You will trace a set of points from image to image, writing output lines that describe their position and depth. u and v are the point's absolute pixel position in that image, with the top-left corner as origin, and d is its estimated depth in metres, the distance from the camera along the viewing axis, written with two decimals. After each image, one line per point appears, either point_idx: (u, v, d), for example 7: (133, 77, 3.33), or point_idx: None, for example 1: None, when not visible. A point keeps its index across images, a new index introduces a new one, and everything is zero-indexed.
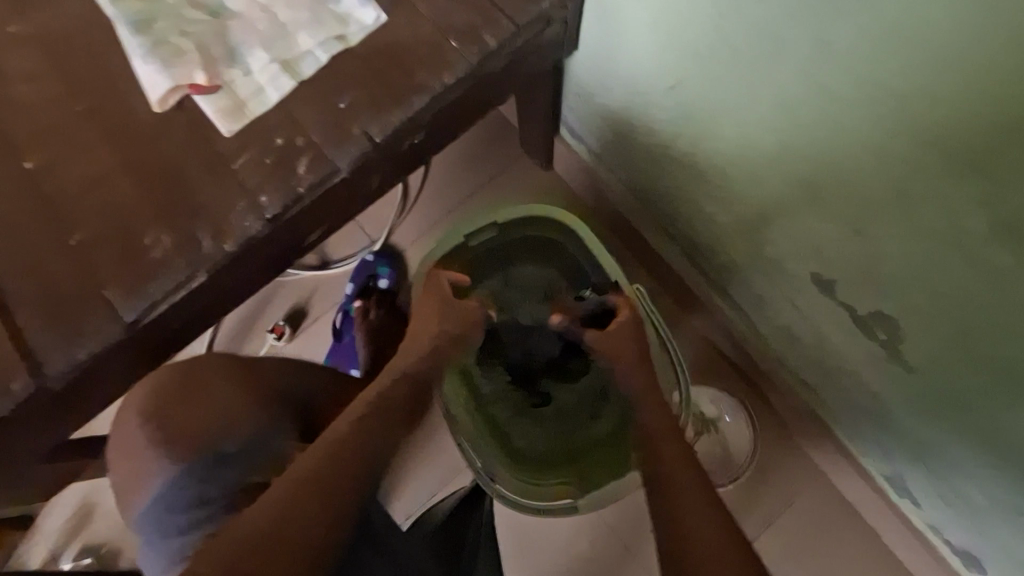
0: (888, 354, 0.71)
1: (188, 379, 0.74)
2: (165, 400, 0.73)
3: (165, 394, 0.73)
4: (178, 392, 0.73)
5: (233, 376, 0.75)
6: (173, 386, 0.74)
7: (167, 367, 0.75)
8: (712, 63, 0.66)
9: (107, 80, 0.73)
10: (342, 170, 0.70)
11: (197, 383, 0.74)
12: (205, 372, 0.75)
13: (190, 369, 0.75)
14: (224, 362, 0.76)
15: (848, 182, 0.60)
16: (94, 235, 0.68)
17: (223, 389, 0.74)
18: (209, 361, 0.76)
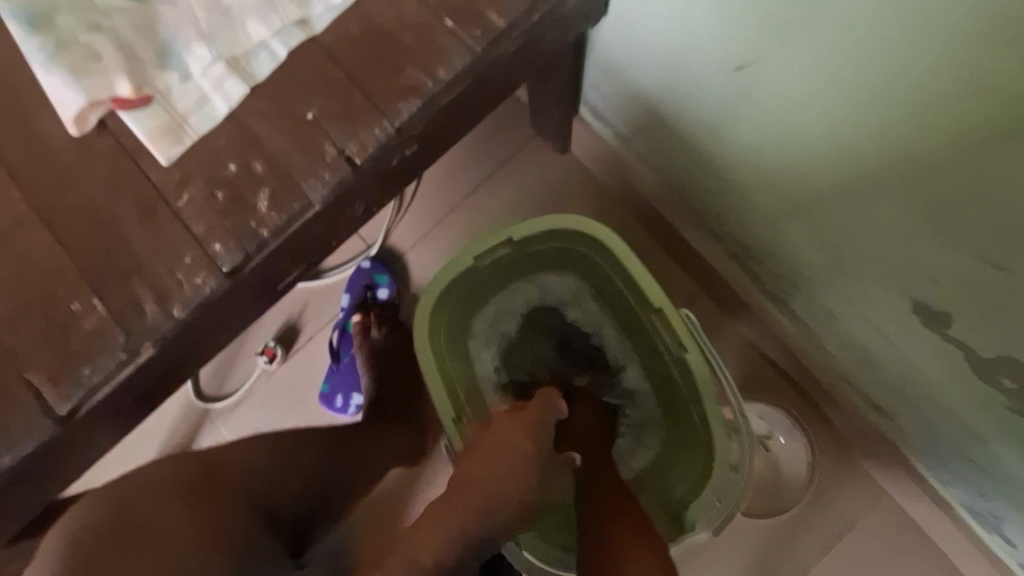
0: (1010, 403, 0.57)
1: (128, 519, 0.60)
2: (98, 551, 0.57)
3: (89, 544, 0.57)
4: (118, 544, 0.58)
5: (180, 497, 0.65)
6: (111, 529, 0.59)
7: (99, 498, 0.62)
8: (806, 41, 0.48)
9: (9, 98, 0.57)
10: (316, 204, 0.55)
11: (144, 519, 0.61)
12: (143, 487, 0.66)
13: (127, 497, 0.63)
14: (173, 487, 0.66)
15: (985, 209, 0.44)
16: (12, 304, 0.54)
17: (175, 511, 0.63)
18: (132, 479, 0.68)
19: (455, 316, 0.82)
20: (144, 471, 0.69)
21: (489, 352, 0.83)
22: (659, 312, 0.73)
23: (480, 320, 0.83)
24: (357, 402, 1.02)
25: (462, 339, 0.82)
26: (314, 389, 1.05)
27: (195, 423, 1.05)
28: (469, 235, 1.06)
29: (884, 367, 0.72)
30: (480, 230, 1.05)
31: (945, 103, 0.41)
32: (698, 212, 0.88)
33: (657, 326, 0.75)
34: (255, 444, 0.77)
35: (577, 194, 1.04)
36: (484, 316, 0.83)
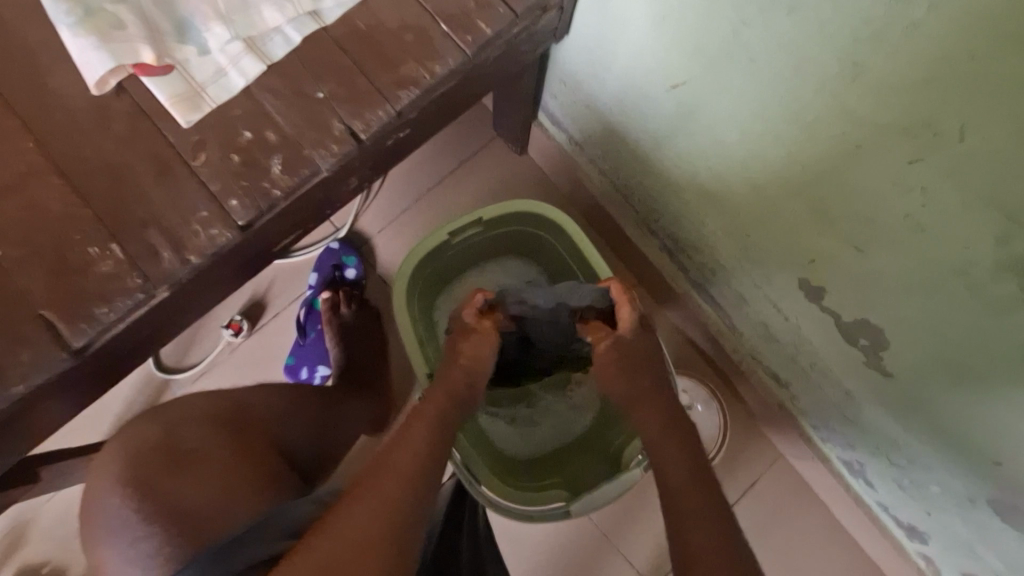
0: (868, 360, 0.74)
1: (173, 444, 0.70)
2: (149, 471, 0.68)
3: (144, 462, 0.68)
4: (163, 466, 0.68)
5: (209, 425, 0.73)
6: (158, 452, 0.69)
7: (150, 422, 0.73)
8: (727, 67, 0.62)
9: (32, 61, 0.62)
10: (323, 171, 0.63)
11: (188, 445, 0.70)
12: (182, 418, 0.73)
13: (171, 423, 0.73)
14: (199, 416, 0.74)
15: (852, 201, 0.59)
16: (26, 247, 0.58)
17: (208, 437, 0.71)
18: (171, 407, 0.75)
19: (425, 288, 0.93)
20: (174, 403, 0.75)
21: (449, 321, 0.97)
22: None
23: (445, 295, 0.97)
24: (323, 372, 1.07)
25: (428, 310, 0.94)
26: (277, 361, 1.09)
27: (152, 394, 1.06)
28: (433, 223, 1.15)
29: (781, 340, 0.89)
30: (444, 220, 1.15)
31: (832, 112, 0.54)
32: (638, 210, 1.02)
33: None
34: (271, 391, 0.82)
35: (532, 191, 1.16)
36: (448, 293, 0.97)
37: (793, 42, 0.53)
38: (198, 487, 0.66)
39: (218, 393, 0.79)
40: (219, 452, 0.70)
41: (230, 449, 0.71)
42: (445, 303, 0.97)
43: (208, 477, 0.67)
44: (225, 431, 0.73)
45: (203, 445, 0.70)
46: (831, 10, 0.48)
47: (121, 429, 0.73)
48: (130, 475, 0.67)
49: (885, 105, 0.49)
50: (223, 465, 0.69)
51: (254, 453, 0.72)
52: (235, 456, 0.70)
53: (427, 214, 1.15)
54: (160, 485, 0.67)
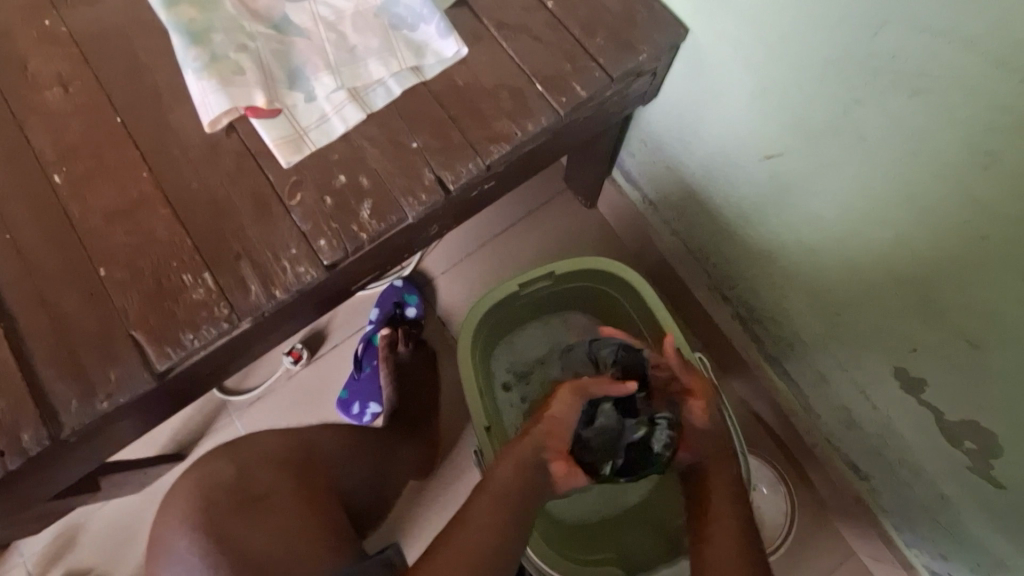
0: (974, 465, 0.67)
1: (244, 487, 0.70)
2: (222, 513, 0.68)
3: (217, 504, 0.68)
4: (234, 509, 0.68)
5: (279, 467, 0.73)
6: (229, 494, 0.69)
7: (224, 459, 0.73)
8: (831, 144, 0.59)
9: (156, 98, 0.67)
10: (409, 219, 0.64)
11: (259, 488, 0.70)
12: (252, 456, 0.74)
13: (243, 463, 0.73)
14: (269, 457, 0.74)
15: (970, 294, 0.55)
16: (128, 269, 0.61)
17: (276, 480, 0.72)
18: (244, 443, 0.76)
19: (486, 338, 0.93)
20: (247, 440, 0.76)
21: (506, 370, 0.97)
22: (678, 355, 0.82)
23: (502, 346, 0.97)
24: (373, 410, 1.07)
25: (487, 357, 0.95)
26: (331, 394, 1.10)
27: (210, 413, 1.08)
28: (496, 270, 1.15)
29: (865, 429, 0.82)
30: (508, 267, 1.14)
31: (954, 198, 0.51)
32: (711, 275, 0.98)
33: None
34: (333, 435, 0.83)
35: (599, 245, 1.14)
36: (508, 344, 0.98)
37: (910, 124, 0.50)
38: (263, 532, 0.67)
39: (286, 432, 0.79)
40: (284, 498, 0.70)
41: (295, 495, 0.71)
42: (503, 354, 0.97)
43: (272, 522, 0.68)
44: (292, 474, 0.73)
45: (270, 487, 0.71)
46: (960, 92, 0.45)
47: (196, 461, 0.74)
48: (201, 513, 0.68)
49: (1018, 200, 0.46)
50: (288, 512, 0.69)
51: (316, 499, 0.72)
52: (298, 501, 0.70)
53: (492, 259, 1.15)
54: (227, 527, 0.67)
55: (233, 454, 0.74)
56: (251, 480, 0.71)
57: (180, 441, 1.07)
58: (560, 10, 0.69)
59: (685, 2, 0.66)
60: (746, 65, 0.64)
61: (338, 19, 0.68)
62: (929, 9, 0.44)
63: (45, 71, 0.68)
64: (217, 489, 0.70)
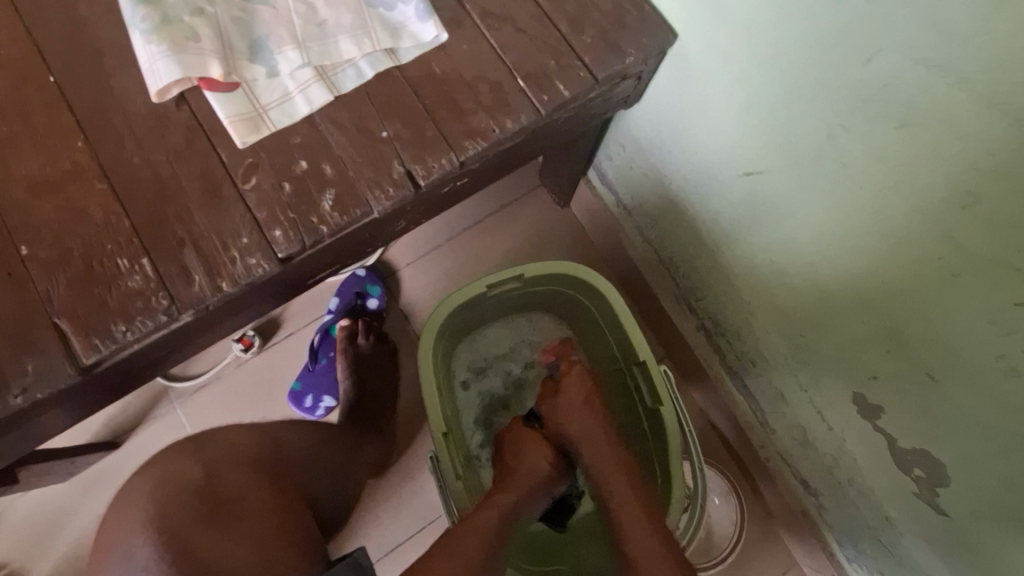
0: (920, 492, 0.69)
1: (214, 489, 0.65)
2: (188, 517, 0.62)
3: (183, 505, 0.62)
4: (201, 513, 0.62)
5: (251, 469, 0.68)
6: (197, 497, 0.63)
7: (188, 457, 0.67)
8: (813, 167, 0.59)
9: (95, 59, 0.60)
10: (375, 214, 0.60)
11: (232, 491, 0.65)
12: (217, 455, 0.68)
13: (210, 462, 0.68)
14: (239, 458, 0.69)
15: (933, 330, 0.55)
16: (55, 249, 0.55)
17: (249, 482, 0.67)
18: (206, 441, 0.70)
19: (449, 336, 0.90)
20: (214, 437, 0.70)
21: (465, 370, 0.95)
22: (643, 366, 0.81)
23: (464, 345, 0.95)
24: (327, 403, 1.03)
25: (447, 357, 0.92)
26: (283, 386, 1.05)
27: (150, 400, 1.02)
28: (464, 265, 1.11)
29: (819, 449, 0.83)
30: (476, 263, 1.11)
31: (930, 236, 0.50)
32: (679, 285, 0.98)
33: (638, 379, 0.83)
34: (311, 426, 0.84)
35: (570, 246, 1.12)
36: (469, 343, 0.95)
37: (895, 157, 0.50)
38: (239, 536, 0.61)
39: (257, 431, 0.74)
40: (257, 501, 0.65)
41: (268, 502, 0.65)
42: (464, 353, 0.95)
43: (247, 527, 0.62)
44: (266, 478, 0.68)
45: (243, 492, 0.65)
46: (948, 129, 0.45)
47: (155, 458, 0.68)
48: (160, 516, 0.61)
49: (994, 244, 0.45)
50: (263, 516, 0.64)
51: (290, 505, 0.67)
52: (274, 507, 0.65)
53: (460, 253, 1.11)
54: (190, 531, 0.61)
55: (196, 453, 0.68)
56: (222, 484, 0.65)
57: (114, 429, 1.00)
58: (548, 3, 0.65)
59: (677, 8, 0.64)
60: (734, 80, 0.62)
61: None
62: (926, 41, 0.43)
63: None
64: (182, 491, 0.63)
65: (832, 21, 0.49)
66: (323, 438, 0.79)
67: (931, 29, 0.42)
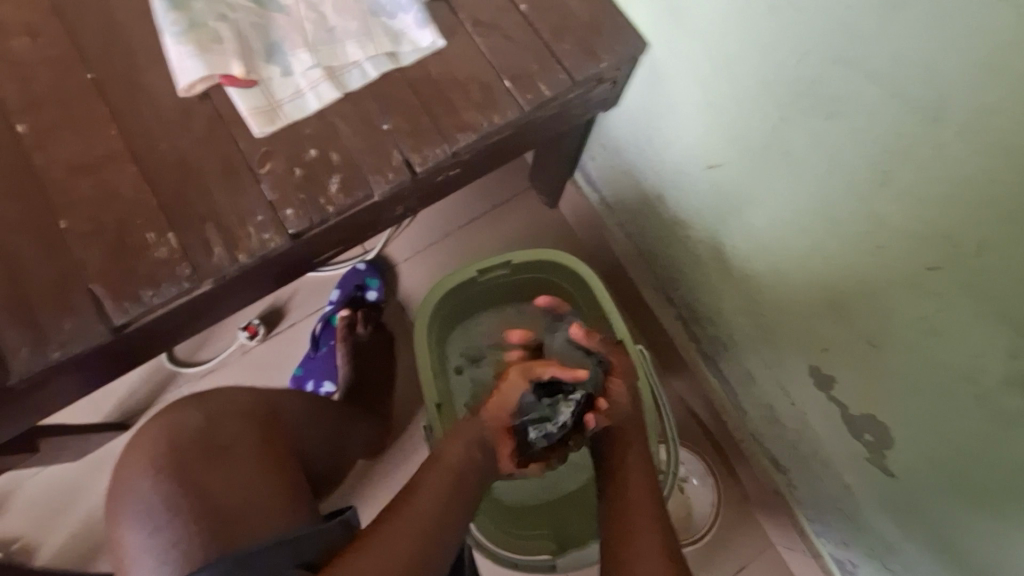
0: (871, 456, 0.75)
1: (210, 437, 0.70)
2: (187, 462, 0.68)
3: (183, 451, 0.68)
4: (199, 459, 0.68)
5: (249, 422, 0.73)
6: (196, 444, 0.69)
7: (191, 410, 0.72)
8: (765, 158, 0.66)
9: (129, 59, 0.68)
10: (376, 196, 0.67)
11: (227, 440, 0.70)
12: (219, 407, 0.73)
13: (211, 414, 0.72)
14: (235, 411, 0.73)
15: (869, 299, 0.62)
16: (90, 223, 0.62)
17: (243, 433, 0.71)
18: (210, 396, 0.74)
19: (443, 322, 0.96)
20: (217, 392, 0.75)
21: (458, 355, 1.01)
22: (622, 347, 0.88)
23: (456, 331, 1.01)
24: (328, 389, 1.08)
25: (441, 342, 0.99)
26: (285, 371, 1.11)
27: (158, 383, 1.07)
28: (458, 260, 1.18)
29: (785, 425, 0.90)
30: (470, 258, 1.18)
31: (863, 214, 0.58)
32: (658, 276, 1.05)
33: None
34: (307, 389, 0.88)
35: (558, 243, 1.19)
36: (461, 330, 1.01)
37: (829, 145, 0.57)
38: (231, 482, 0.67)
39: (257, 390, 0.78)
40: (249, 451, 0.70)
41: (260, 452, 0.70)
42: (457, 339, 1.01)
43: (238, 473, 0.67)
44: (259, 430, 0.72)
45: (237, 442, 0.70)
46: (868, 118, 0.52)
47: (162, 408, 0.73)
48: (164, 461, 0.67)
49: (911, 217, 0.53)
50: (253, 464, 0.69)
51: (281, 456, 0.72)
52: (265, 457, 0.70)
53: (454, 248, 1.18)
54: (187, 477, 0.67)
55: (199, 405, 0.73)
56: (219, 434, 0.70)
57: (124, 410, 1.05)
58: (533, 14, 0.74)
59: (647, 19, 0.72)
60: (697, 82, 0.70)
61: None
62: (846, 45, 0.51)
63: (14, 20, 0.68)
64: (182, 440, 0.69)
65: (772, 28, 0.57)
66: (314, 401, 0.84)
67: (850, 34, 0.50)
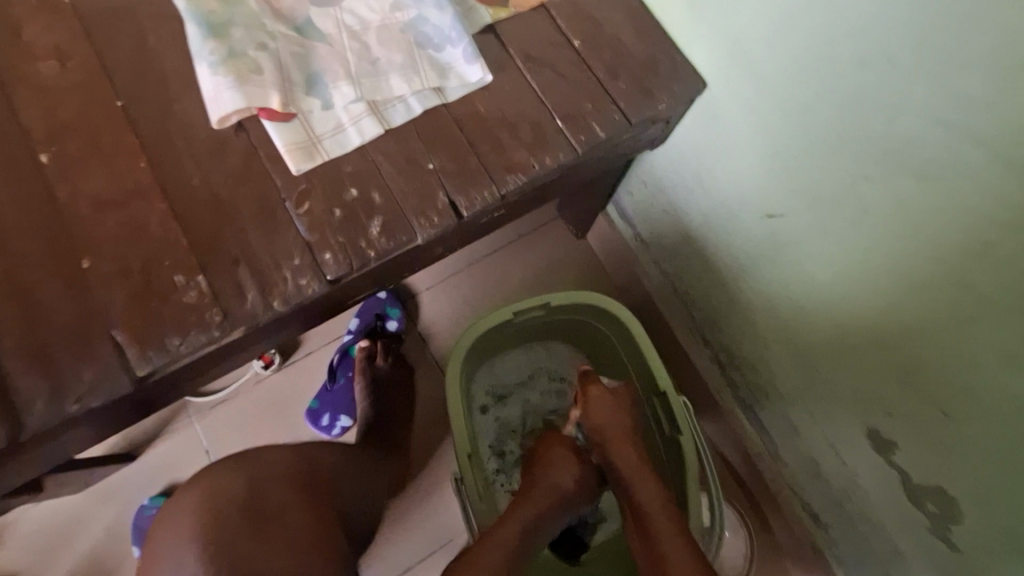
0: (933, 527, 0.70)
1: (256, 501, 0.67)
2: (231, 528, 0.64)
3: (228, 515, 0.65)
4: (243, 524, 0.65)
5: (291, 486, 0.71)
6: (241, 510, 0.66)
7: (233, 473, 0.69)
8: (835, 213, 0.62)
9: (160, 86, 0.64)
10: (419, 240, 0.63)
11: (272, 504, 0.67)
12: (261, 470, 0.71)
13: (253, 477, 0.69)
14: (279, 474, 0.71)
15: (947, 368, 0.58)
16: (115, 263, 0.58)
17: (287, 497, 0.69)
18: (250, 459, 0.72)
19: (472, 360, 0.92)
20: (255, 454, 0.72)
21: (484, 392, 0.97)
22: (664, 397, 0.83)
23: (483, 369, 0.97)
24: (344, 424, 1.04)
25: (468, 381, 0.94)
26: (300, 404, 1.06)
27: (169, 413, 1.02)
28: (482, 291, 1.14)
29: (830, 483, 0.85)
30: (495, 290, 1.14)
31: (949, 281, 0.54)
32: (694, 317, 1.01)
33: (657, 409, 0.85)
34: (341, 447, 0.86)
35: (586, 276, 1.15)
36: (488, 368, 0.97)
37: (913, 205, 0.54)
38: (280, 551, 0.64)
39: (296, 451, 0.76)
40: (296, 518, 0.67)
41: (306, 517, 0.68)
42: (483, 377, 0.97)
43: (286, 541, 0.65)
44: (305, 496, 0.71)
45: (285, 508, 0.68)
46: (966, 184, 0.48)
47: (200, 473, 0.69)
48: (206, 527, 0.64)
49: (1009, 291, 0.49)
50: (302, 531, 0.66)
51: (327, 522, 0.69)
52: (312, 524, 0.67)
53: (478, 279, 1.14)
54: (231, 545, 0.63)
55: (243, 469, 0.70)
56: (265, 500, 0.68)
57: (132, 441, 1.01)
58: (586, 51, 0.70)
59: (706, 59, 0.69)
60: (760, 128, 0.67)
61: (362, 29, 0.67)
62: (946, 105, 0.47)
63: (41, 42, 0.64)
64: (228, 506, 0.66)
65: (856, 80, 0.54)
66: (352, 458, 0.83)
67: (954, 94, 0.47)
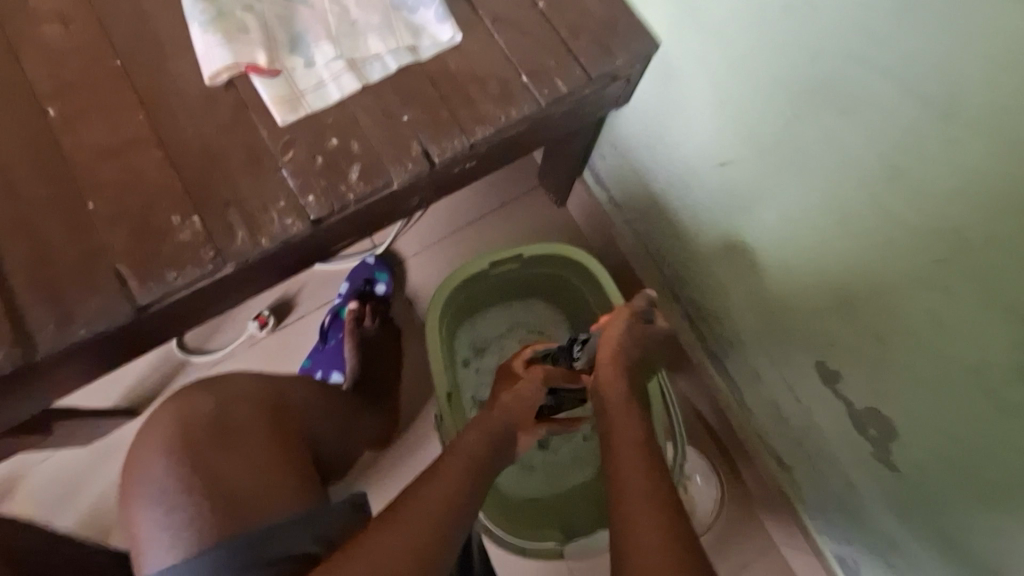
0: (877, 451, 0.76)
1: (224, 420, 0.73)
2: (198, 443, 0.70)
3: (196, 433, 0.71)
4: (210, 439, 0.70)
5: (258, 408, 0.76)
6: (208, 426, 0.71)
7: (202, 395, 0.75)
8: (776, 157, 0.68)
9: (156, 48, 0.69)
10: (395, 184, 0.68)
11: (238, 423, 0.73)
12: (230, 393, 0.76)
13: (221, 399, 0.75)
14: (247, 398, 0.76)
15: (876, 292, 0.64)
16: (116, 207, 0.63)
17: (250, 417, 0.74)
18: (221, 383, 0.78)
19: (452, 315, 0.98)
20: (224, 380, 0.78)
21: (467, 348, 1.02)
22: None
23: (466, 325, 1.02)
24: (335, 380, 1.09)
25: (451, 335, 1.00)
26: (293, 363, 1.12)
27: (169, 371, 1.08)
28: (466, 255, 1.19)
29: (789, 422, 0.91)
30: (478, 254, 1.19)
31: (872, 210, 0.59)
32: (665, 274, 1.06)
33: None
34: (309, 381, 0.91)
35: (565, 240, 1.21)
36: (470, 324, 1.02)
37: (840, 140, 0.59)
38: (244, 462, 0.69)
39: (265, 380, 0.82)
40: (260, 436, 0.72)
41: (270, 436, 0.73)
42: (466, 333, 1.02)
43: (249, 456, 0.70)
44: (270, 417, 0.76)
45: (250, 426, 0.73)
46: (881, 116, 0.54)
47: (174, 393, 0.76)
48: (178, 440, 0.70)
49: (921, 212, 0.54)
50: (264, 448, 0.72)
51: (289, 441, 0.75)
52: (275, 443, 0.73)
53: (462, 244, 1.19)
54: (199, 457, 0.69)
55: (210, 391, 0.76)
56: (233, 418, 0.73)
57: (135, 397, 1.06)
58: (550, 13, 0.75)
59: (661, 19, 0.74)
60: (710, 81, 0.72)
61: None
62: (860, 44, 0.53)
63: (46, 9, 0.70)
64: (197, 423, 0.72)
65: (787, 28, 0.59)
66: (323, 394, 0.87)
67: (866, 34, 0.52)
